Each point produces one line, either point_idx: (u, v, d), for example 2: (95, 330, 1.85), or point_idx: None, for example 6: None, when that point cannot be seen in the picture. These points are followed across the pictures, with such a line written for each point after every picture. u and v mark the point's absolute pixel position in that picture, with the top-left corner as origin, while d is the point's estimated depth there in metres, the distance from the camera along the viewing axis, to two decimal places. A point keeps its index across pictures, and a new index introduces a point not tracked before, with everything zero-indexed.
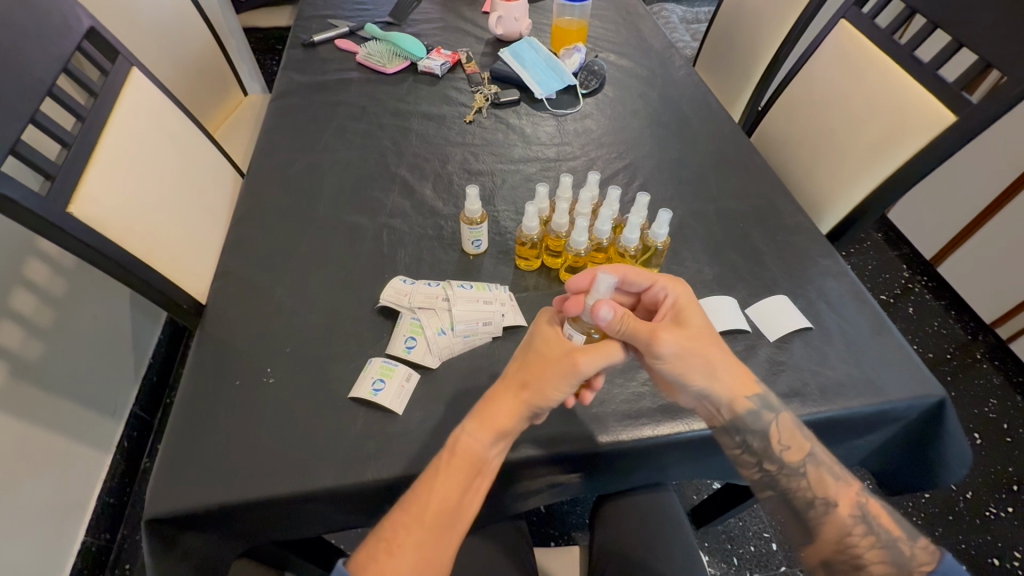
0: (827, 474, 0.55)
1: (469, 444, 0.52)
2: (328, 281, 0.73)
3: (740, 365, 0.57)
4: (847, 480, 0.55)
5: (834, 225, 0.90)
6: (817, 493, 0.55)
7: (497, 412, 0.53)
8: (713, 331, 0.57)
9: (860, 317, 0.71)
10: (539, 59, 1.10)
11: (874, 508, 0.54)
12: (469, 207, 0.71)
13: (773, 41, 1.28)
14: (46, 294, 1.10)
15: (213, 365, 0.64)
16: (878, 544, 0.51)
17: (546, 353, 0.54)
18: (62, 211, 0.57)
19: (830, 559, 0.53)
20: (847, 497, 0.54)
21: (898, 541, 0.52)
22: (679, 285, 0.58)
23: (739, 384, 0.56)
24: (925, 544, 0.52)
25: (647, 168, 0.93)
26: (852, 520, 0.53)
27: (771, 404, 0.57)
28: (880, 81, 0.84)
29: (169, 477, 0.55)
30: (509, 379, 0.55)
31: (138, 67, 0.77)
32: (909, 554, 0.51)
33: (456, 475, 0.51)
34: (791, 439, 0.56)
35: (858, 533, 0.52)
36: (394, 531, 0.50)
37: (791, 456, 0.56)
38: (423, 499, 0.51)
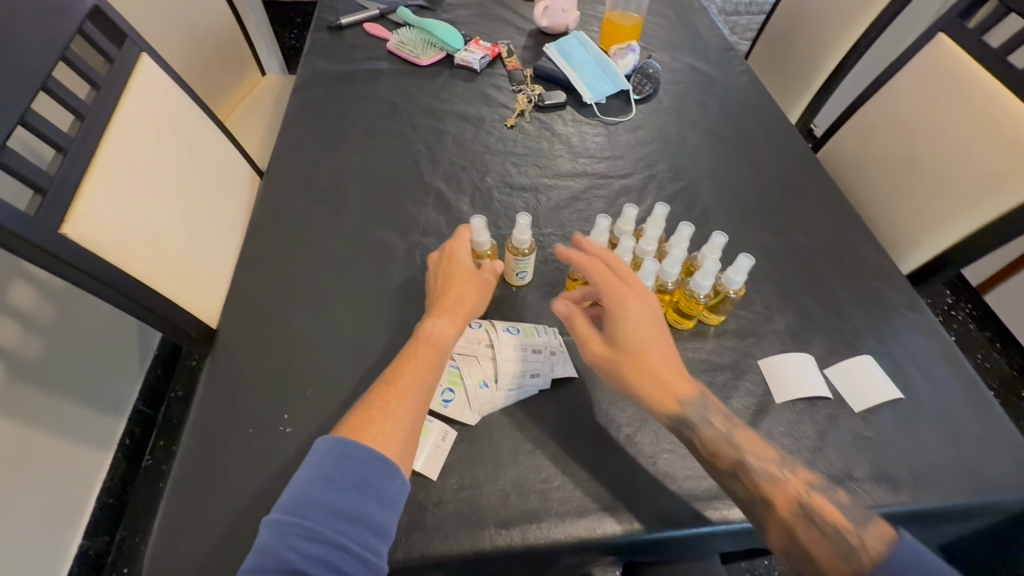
0: (762, 478, 0.49)
1: (441, 334, 0.53)
2: (354, 309, 0.65)
3: (665, 381, 0.53)
4: (783, 478, 0.49)
5: (917, 267, 0.81)
6: (749, 495, 0.49)
7: (455, 303, 0.56)
8: (648, 350, 0.53)
9: (954, 386, 0.63)
10: (589, 58, 1.00)
11: (817, 502, 0.48)
12: (474, 237, 0.60)
13: (841, 48, 1.16)
14: (46, 287, 1.02)
15: (224, 406, 0.57)
16: (823, 538, 0.46)
17: (461, 266, 0.59)
18: (54, 233, 0.49)
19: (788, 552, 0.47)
20: (783, 495, 0.48)
21: (844, 533, 0.45)
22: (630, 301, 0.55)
23: (657, 399, 0.52)
24: (875, 532, 0.45)
25: (708, 191, 0.84)
26: (794, 520, 0.47)
27: (693, 415, 0.52)
28: (987, 111, 0.74)
29: (173, 545, 0.48)
30: (441, 289, 0.58)
31: (148, 54, 0.68)
32: (856, 546, 0.44)
33: (432, 358, 0.52)
34: (716, 448, 0.51)
35: (802, 531, 0.46)
36: (386, 399, 0.49)
37: (718, 463, 0.51)
38: (407, 373, 0.51)
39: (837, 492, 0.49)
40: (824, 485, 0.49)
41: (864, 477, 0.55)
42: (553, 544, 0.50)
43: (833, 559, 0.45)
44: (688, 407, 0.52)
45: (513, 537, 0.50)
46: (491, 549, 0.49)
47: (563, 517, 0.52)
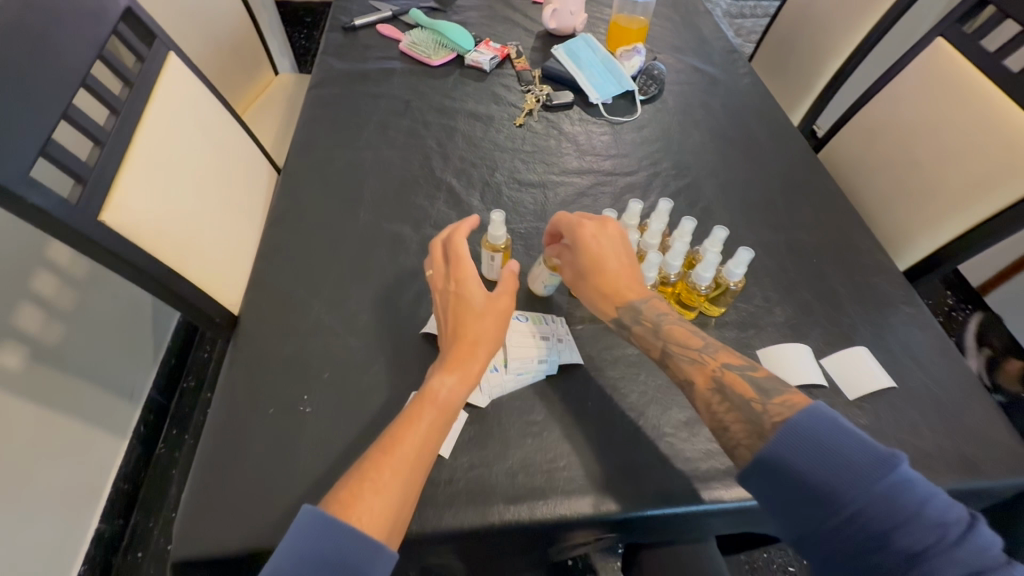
0: (680, 358, 0.56)
1: (450, 394, 0.53)
2: (369, 297, 0.68)
3: (609, 289, 0.61)
4: (700, 360, 0.55)
5: (914, 264, 0.84)
6: (677, 377, 0.56)
7: (466, 361, 0.55)
8: (601, 264, 0.62)
9: (947, 377, 0.65)
10: (595, 59, 1.02)
11: (729, 378, 0.53)
12: (492, 232, 0.63)
13: (843, 51, 1.19)
14: (67, 277, 1.06)
15: (246, 387, 0.60)
16: (733, 407, 0.50)
17: (476, 307, 0.57)
18: (94, 219, 0.52)
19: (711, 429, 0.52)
20: (702, 373, 0.54)
21: (751, 402, 0.50)
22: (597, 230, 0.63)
23: (600, 307, 0.62)
24: (781, 400, 0.49)
25: (711, 188, 0.86)
26: (709, 394, 0.53)
27: (625, 318, 0.60)
28: (981, 112, 0.76)
29: (199, 516, 0.51)
30: (454, 337, 0.56)
31: (175, 53, 0.71)
32: (761, 412, 0.49)
33: (438, 420, 0.52)
34: (646, 341, 0.58)
35: (716, 402, 0.52)
36: (379, 471, 0.47)
37: (653, 353, 0.58)
38: (408, 437, 0.50)
39: (755, 369, 0.54)
40: (743, 365, 0.54)
41: None
42: (559, 520, 0.53)
43: (742, 425, 0.49)
44: (627, 308, 0.60)
45: (521, 512, 0.53)
46: (499, 523, 0.52)
47: (569, 494, 0.54)
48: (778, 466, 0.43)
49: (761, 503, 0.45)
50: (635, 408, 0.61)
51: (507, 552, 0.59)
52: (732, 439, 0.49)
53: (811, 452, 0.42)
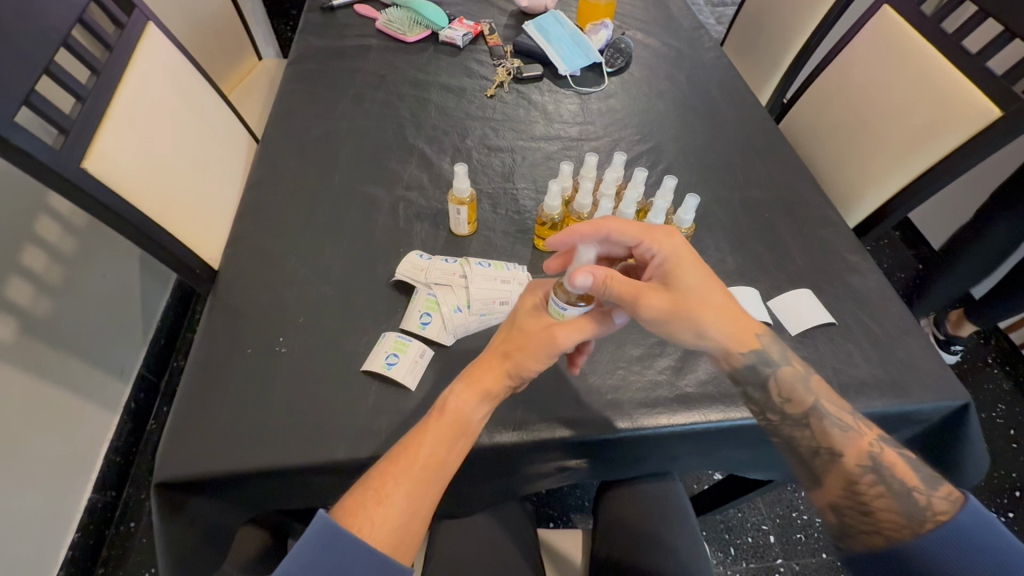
0: (831, 425, 0.52)
1: (457, 406, 0.52)
2: (343, 252, 0.72)
3: (736, 317, 0.55)
4: (857, 429, 0.51)
5: (863, 219, 0.88)
6: (819, 443, 0.51)
7: (484, 375, 0.53)
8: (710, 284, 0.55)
9: (885, 316, 0.69)
10: (565, 34, 1.06)
11: (889, 458, 0.49)
12: (456, 184, 0.68)
13: (807, 27, 1.23)
14: (56, 252, 1.09)
15: (225, 332, 0.63)
16: (888, 493, 0.47)
17: (529, 327, 0.54)
18: (76, 167, 0.56)
19: (838, 505, 0.49)
20: (855, 447, 0.50)
21: (912, 491, 0.47)
22: (669, 240, 0.55)
23: (737, 339, 0.55)
24: (943, 494, 0.47)
25: (672, 151, 0.90)
26: (859, 470, 0.49)
27: (770, 359, 0.55)
28: (921, 72, 0.81)
29: (180, 443, 0.55)
30: (490, 352, 0.55)
31: (154, 23, 0.75)
32: (922, 506, 0.46)
33: (446, 434, 0.51)
34: (791, 391, 0.54)
35: (864, 482, 0.48)
36: (383, 481, 0.49)
37: (791, 409, 0.53)
38: (414, 452, 0.50)
39: (909, 450, 0.51)
40: (895, 442, 0.51)
41: None
42: (516, 443, 0.58)
43: (893, 515, 0.46)
44: (762, 346, 0.56)
45: (482, 437, 0.57)
46: None
47: (526, 420, 0.59)
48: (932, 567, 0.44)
49: None
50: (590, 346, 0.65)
51: (471, 482, 0.63)
52: (875, 524, 0.47)
53: (972, 560, 0.43)
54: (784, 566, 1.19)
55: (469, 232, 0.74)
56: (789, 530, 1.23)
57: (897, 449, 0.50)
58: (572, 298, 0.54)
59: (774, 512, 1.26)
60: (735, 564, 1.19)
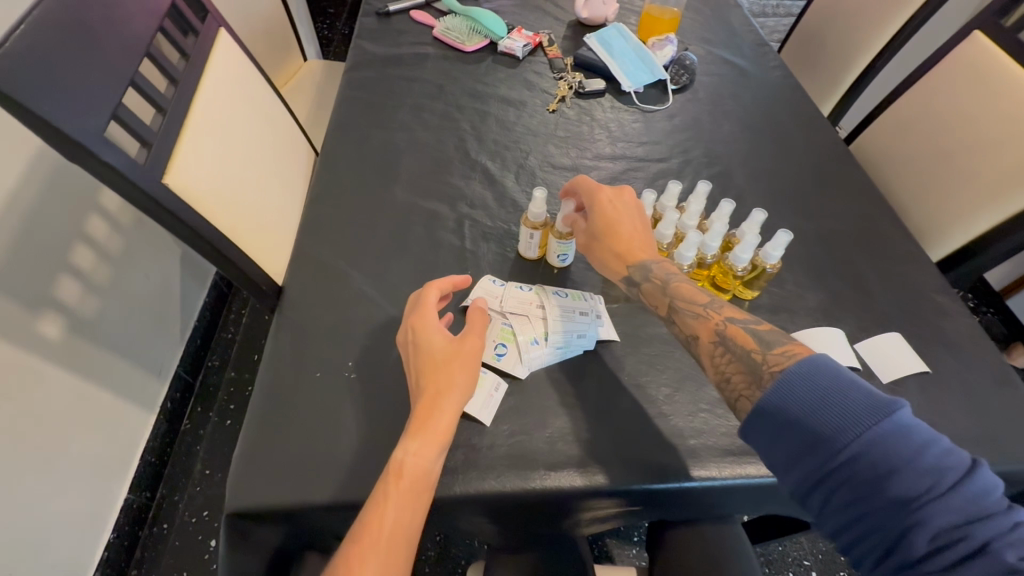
0: (688, 316, 0.57)
1: (415, 463, 0.49)
2: (409, 272, 0.70)
3: (622, 251, 0.63)
4: (706, 315, 0.57)
5: (947, 255, 0.84)
6: (681, 332, 0.57)
7: (433, 423, 0.51)
8: (616, 226, 0.64)
9: (979, 365, 0.65)
10: (628, 48, 1.03)
11: (732, 331, 0.54)
12: (533, 208, 0.65)
13: (874, 47, 1.18)
14: (104, 251, 1.08)
15: (292, 353, 0.62)
16: (735, 359, 0.52)
17: (441, 355, 0.54)
18: (157, 181, 0.54)
19: (716, 383, 0.53)
20: (705, 328, 0.56)
21: (751, 353, 0.51)
22: (600, 190, 0.66)
23: (614, 263, 0.63)
24: (781, 350, 0.50)
25: (742, 176, 0.87)
26: (712, 347, 0.54)
27: (641, 274, 0.62)
28: (1019, 105, 0.76)
29: (250, 471, 0.53)
30: (425, 398, 0.53)
31: (226, 30, 0.74)
32: (760, 361, 0.50)
33: (409, 494, 0.49)
34: (654, 297, 0.60)
35: (717, 354, 0.53)
36: (349, 565, 0.46)
37: (659, 311, 0.60)
38: (377, 521, 0.48)
39: (760, 324, 0.54)
40: (748, 319, 0.55)
41: None
42: (596, 489, 0.54)
43: (743, 376, 0.51)
44: (640, 264, 0.62)
45: (561, 479, 0.54)
46: (539, 488, 0.54)
47: (604, 462, 0.56)
48: (782, 418, 0.44)
49: (767, 457, 0.46)
50: (665, 383, 0.62)
51: (543, 521, 0.61)
52: (734, 389, 0.51)
53: (812, 401, 0.43)
54: None
55: (537, 256, 0.71)
56: (831, 566, 1.19)
57: (743, 324, 0.55)
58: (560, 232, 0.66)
59: (817, 548, 1.22)
60: None
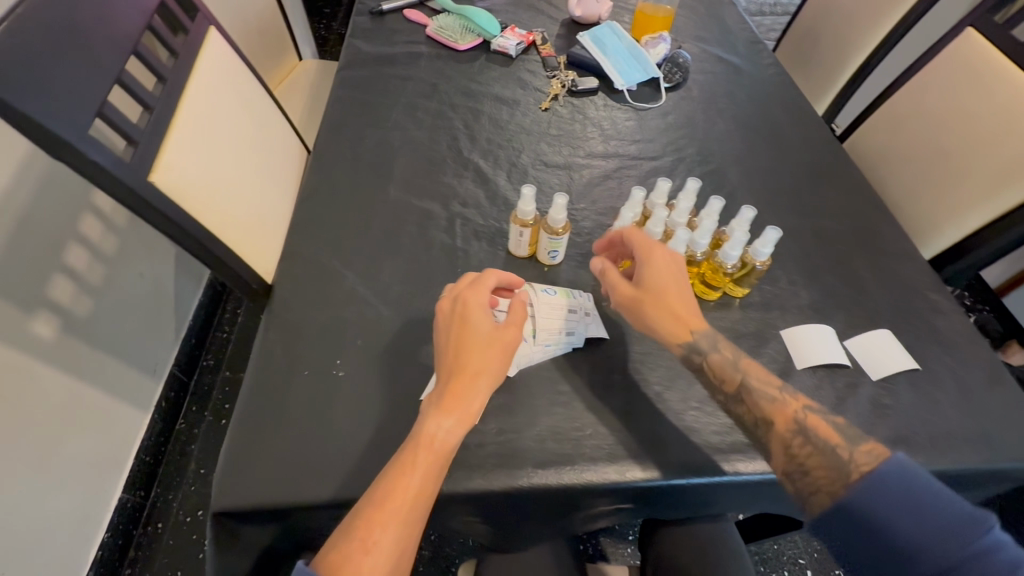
0: (760, 397, 0.54)
1: (446, 438, 0.50)
2: (399, 270, 0.70)
3: (680, 316, 0.59)
4: (782, 400, 0.54)
5: (940, 253, 0.84)
6: (752, 414, 0.54)
7: (466, 402, 0.51)
8: (671, 289, 0.60)
9: (973, 362, 0.65)
10: (621, 46, 1.03)
11: (812, 421, 0.52)
12: (521, 206, 0.65)
13: (868, 45, 1.18)
14: (97, 251, 1.08)
15: (281, 351, 0.62)
16: (816, 451, 0.49)
17: (481, 337, 0.54)
18: (144, 179, 0.55)
19: (786, 471, 0.51)
20: (782, 414, 0.53)
21: (836, 447, 0.49)
22: (657, 250, 0.61)
23: (671, 330, 0.58)
24: (867, 449, 0.48)
25: (735, 174, 0.87)
26: (788, 434, 0.52)
27: (700, 345, 0.58)
28: (1011, 101, 0.76)
29: (237, 470, 0.53)
30: (459, 376, 0.52)
31: (216, 28, 0.74)
32: (847, 459, 0.48)
33: (434, 467, 0.49)
34: (723, 372, 0.56)
35: (795, 444, 0.51)
36: (369, 529, 0.46)
37: (726, 387, 0.56)
38: (401, 489, 0.48)
39: (837, 417, 0.53)
40: (823, 411, 0.54)
41: (882, 440, 0.58)
42: (583, 486, 0.54)
43: (824, 470, 0.48)
44: (698, 334, 0.58)
45: (549, 476, 0.54)
46: (527, 485, 0.54)
47: (593, 461, 0.56)
48: (863, 520, 0.44)
49: (835, 544, 0.46)
50: (655, 380, 0.62)
51: (531, 520, 0.61)
52: (813, 484, 0.48)
53: (896, 504, 0.43)
54: None
55: (527, 254, 0.71)
56: (827, 565, 1.19)
57: (822, 415, 0.53)
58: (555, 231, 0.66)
59: (812, 546, 1.21)
60: None
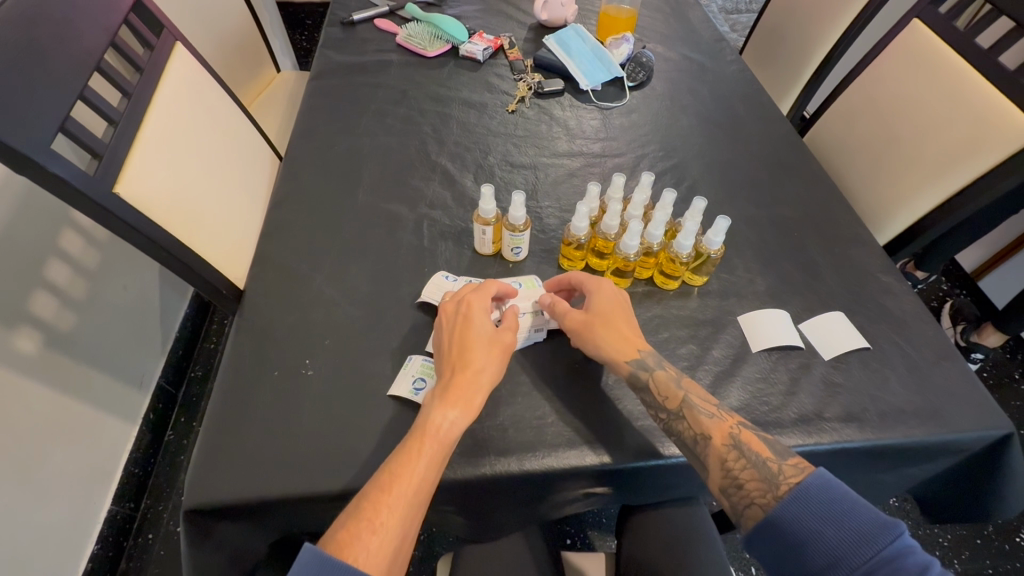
0: (701, 412, 0.56)
1: (452, 428, 0.53)
2: (367, 272, 0.72)
3: (625, 338, 0.61)
4: (719, 416, 0.56)
5: (894, 237, 0.87)
6: (693, 430, 0.55)
7: (469, 395, 0.54)
8: (617, 316, 0.63)
9: (923, 340, 0.67)
10: (586, 48, 1.06)
11: (745, 436, 0.54)
12: (482, 205, 0.67)
13: (829, 39, 1.21)
14: (79, 266, 1.09)
15: (252, 354, 0.63)
16: (750, 465, 0.51)
17: (486, 336, 0.58)
18: (108, 191, 0.57)
19: (722, 488, 0.53)
20: (719, 430, 0.54)
21: (766, 460, 0.51)
22: (604, 283, 0.65)
23: (619, 351, 0.59)
24: (794, 462, 0.51)
25: (697, 168, 0.89)
26: (726, 450, 0.53)
27: (646, 364, 0.59)
28: (955, 89, 0.79)
29: (208, 468, 0.55)
30: (465, 372, 0.56)
31: (182, 42, 0.76)
32: (777, 471, 0.51)
33: (439, 455, 0.52)
34: (666, 389, 0.57)
35: (731, 458, 0.52)
36: (376, 510, 0.48)
37: (669, 404, 0.56)
38: (408, 473, 0.50)
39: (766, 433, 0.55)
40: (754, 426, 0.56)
41: (833, 417, 0.60)
42: (544, 471, 0.56)
43: (756, 483, 0.50)
44: (643, 354, 0.60)
45: (510, 464, 0.56)
46: (489, 473, 0.56)
47: (554, 447, 0.58)
48: (791, 533, 0.47)
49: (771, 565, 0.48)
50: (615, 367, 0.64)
51: (498, 509, 0.62)
52: (747, 497, 0.51)
53: (819, 515, 0.46)
54: None
55: (492, 251, 0.73)
56: None
57: (753, 429, 0.55)
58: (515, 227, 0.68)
59: None
60: None
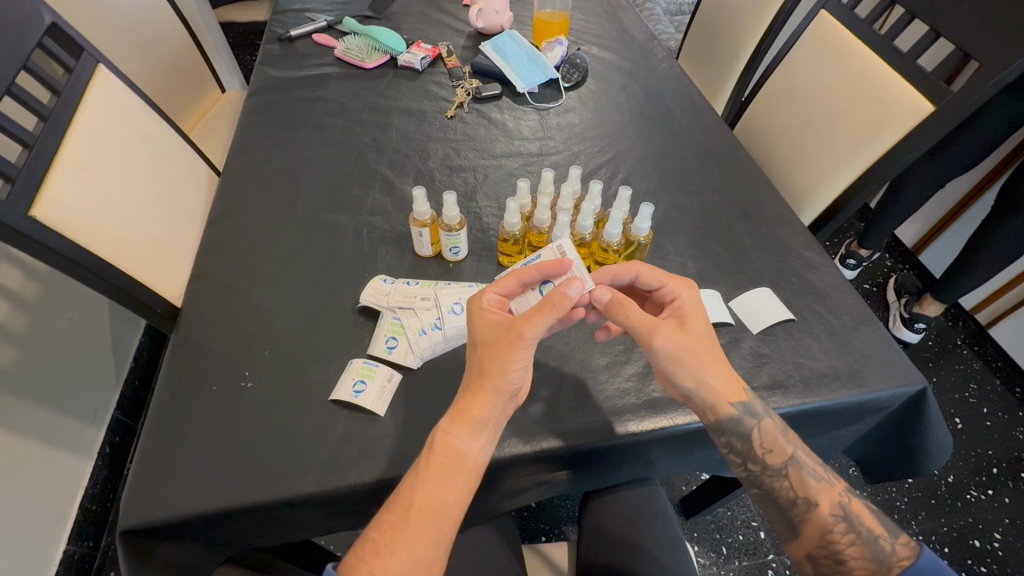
0: (808, 475, 0.55)
1: (445, 442, 0.51)
2: (308, 281, 0.72)
3: (730, 375, 0.57)
4: (829, 481, 0.55)
5: (817, 216, 0.92)
6: (797, 492, 0.54)
7: (473, 407, 0.52)
8: (709, 337, 0.57)
9: (843, 308, 0.71)
10: (521, 52, 1.09)
11: (856, 506, 0.54)
12: (416, 207, 0.69)
13: (750, 38, 1.27)
14: (20, 300, 1.06)
15: (189, 370, 0.63)
16: (858, 542, 0.51)
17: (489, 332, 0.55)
18: (24, 215, 0.56)
19: (814, 555, 0.53)
20: (828, 496, 0.54)
21: (878, 538, 0.51)
22: (687, 289, 0.60)
23: (726, 390, 0.56)
24: (906, 540, 0.51)
25: (631, 161, 0.93)
26: (833, 520, 0.53)
27: (754, 411, 0.56)
28: (858, 74, 0.84)
29: (146, 487, 0.54)
30: (471, 380, 0.54)
31: (104, 64, 0.76)
32: (888, 552, 0.50)
33: (438, 472, 0.51)
34: (773, 442, 0.55)
35: (837, 531, 0.52)
36: (381, 531, 0.49)
37: (772, 459, 0.55)
38: (413, 495, 0.50)
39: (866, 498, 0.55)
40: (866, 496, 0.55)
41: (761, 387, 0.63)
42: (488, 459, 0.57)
43: (863, 561, 0.50)
44: (749, 399, 0.57)
45: None
46: None
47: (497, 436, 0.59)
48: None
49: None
50: (552, 357, 0.66)
51: None
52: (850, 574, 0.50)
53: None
54: (777, 563, 1.14)
55: (432, 253, 0.75)
56: None
57: (862, 499, 0.54)
58: (451, 228, 0.69)
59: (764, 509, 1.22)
60: (727, 564, 1.14)
